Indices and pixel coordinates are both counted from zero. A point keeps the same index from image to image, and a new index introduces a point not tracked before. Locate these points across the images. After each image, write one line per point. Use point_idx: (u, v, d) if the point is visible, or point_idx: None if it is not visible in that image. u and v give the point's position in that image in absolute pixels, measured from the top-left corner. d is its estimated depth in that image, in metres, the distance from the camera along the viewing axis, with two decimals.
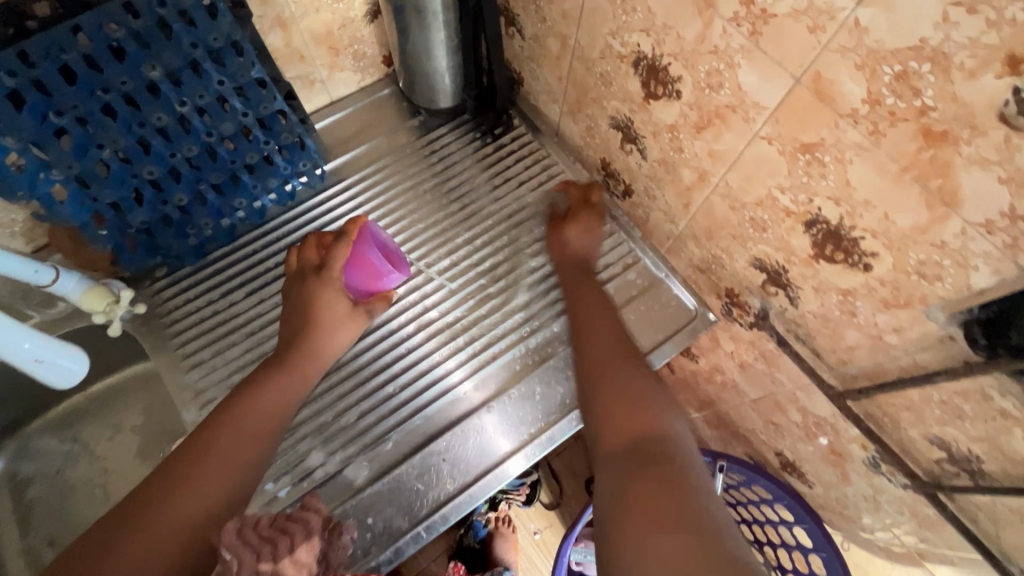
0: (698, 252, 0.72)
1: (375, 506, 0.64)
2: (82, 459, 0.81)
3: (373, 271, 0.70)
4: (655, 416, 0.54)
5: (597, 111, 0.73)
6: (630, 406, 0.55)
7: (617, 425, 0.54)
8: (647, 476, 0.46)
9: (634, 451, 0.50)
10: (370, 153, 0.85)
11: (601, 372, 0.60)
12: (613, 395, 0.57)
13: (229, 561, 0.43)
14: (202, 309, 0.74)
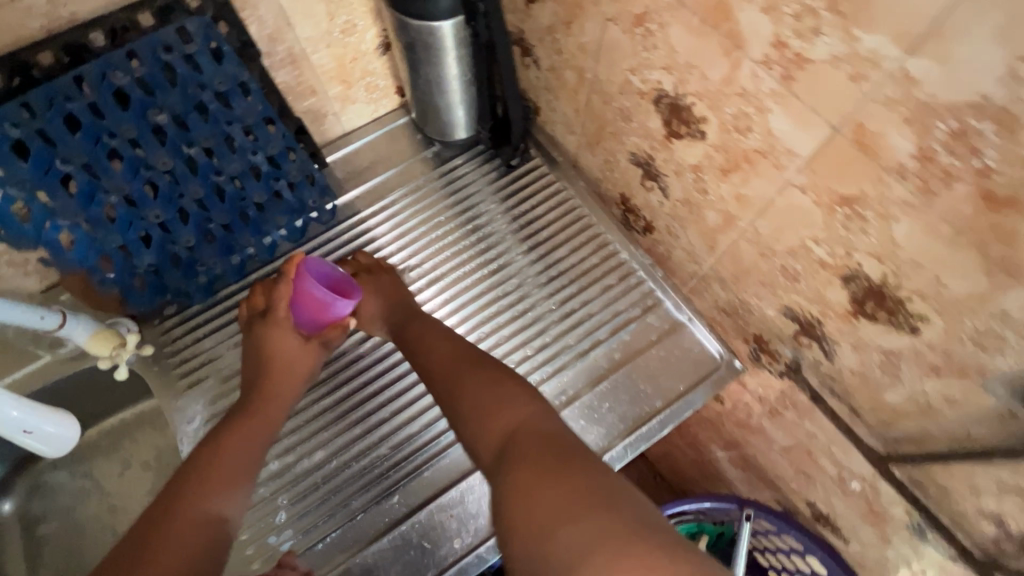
0: (723, 295, 0.68)
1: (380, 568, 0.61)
2: (93, 495, 0.80)
3: (315, 306, 0.65)
4: (502, 407, 0.50)
5: (616, 145, 0.69)
6: (486, 397, 0.52)
7: (487, 424, 0.50)
8: (525, 463, 0.43)
9: (503, 450, 0.46)
10: (383, 185, 0.83)
11: (455, 381, 0.56)
12: (472, 394, 0.53)
13: None
14: (210, 350, 0.73)
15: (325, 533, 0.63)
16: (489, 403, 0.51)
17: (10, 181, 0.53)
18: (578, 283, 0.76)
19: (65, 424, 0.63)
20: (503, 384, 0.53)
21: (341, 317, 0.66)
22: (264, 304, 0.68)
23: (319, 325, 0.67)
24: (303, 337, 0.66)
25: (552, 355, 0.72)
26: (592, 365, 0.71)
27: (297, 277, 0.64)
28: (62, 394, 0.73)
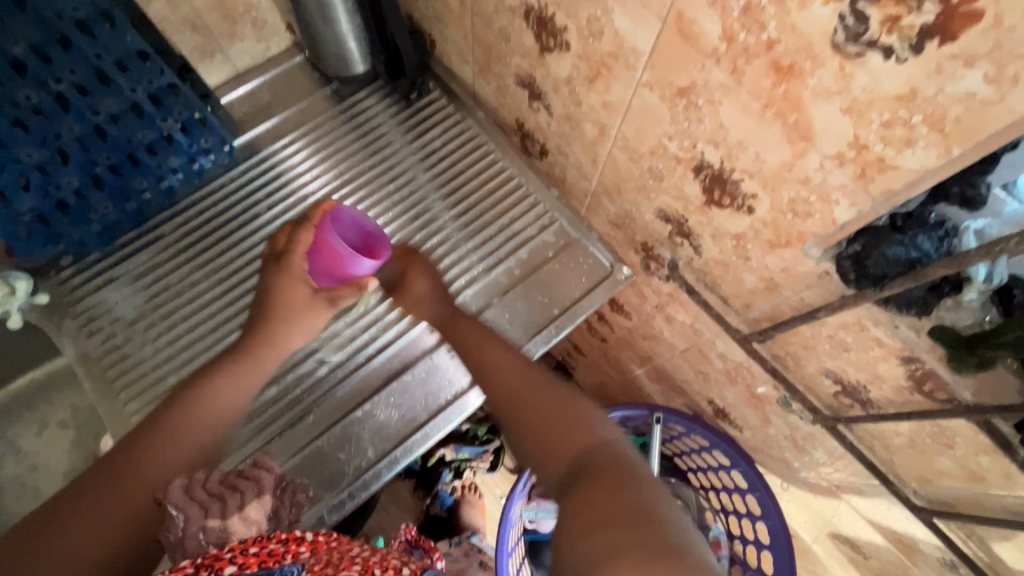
0: (612, 208, 0.73)
1: (313, 473, 0.65)
2: (9, 457, 0.80)
3: (332, 259, 0.59)
4: (587, 429, 0.49)
5: (504, 69, 0.71)
6: (560, 425, 0.50)
7: (554, 452, 0.48)
8: (593, 489, 0.43)
9: (575, 478, 0.45)
10: (281, 126, 0.83)
11: (519, 397, 0.54)
12: (535, 413, 0.52)
13: (176, 517, 0.44)
14: (109, 297, 0.72)
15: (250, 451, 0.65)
16: (553, 430, 0.50)
17: None
18: (477, 210, 0.79)
19: None
20: (563, 410, 0.51)
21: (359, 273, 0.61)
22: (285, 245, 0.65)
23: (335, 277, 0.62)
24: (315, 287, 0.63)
25: (457, 275, 0.75)
26: (495, 281, 0.76)
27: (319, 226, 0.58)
28: None
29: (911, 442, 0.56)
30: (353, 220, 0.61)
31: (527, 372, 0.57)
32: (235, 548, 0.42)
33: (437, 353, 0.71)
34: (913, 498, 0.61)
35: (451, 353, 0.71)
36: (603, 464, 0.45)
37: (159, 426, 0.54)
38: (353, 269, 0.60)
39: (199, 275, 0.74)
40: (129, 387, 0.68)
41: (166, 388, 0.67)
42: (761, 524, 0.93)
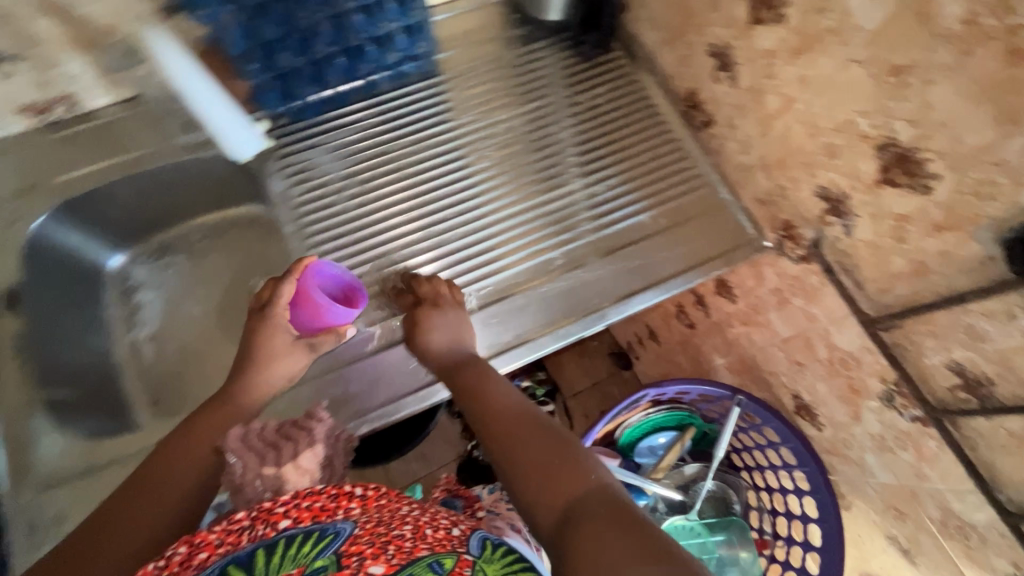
0: (764, 184, 0.79)
1: (356, 379, 0.74)
2: (180, 277, 0.92)
3: (314, 309, 0.69)
4: (579, 465, 0.54)
5: (697, 38, 0.79)
6: (545, 465, 0.54)
7: (548, 493, 0.52)
8: (591, 525, 0.47)
9: (568, 520, 0.49)
10: (472, 54, 0.93)
11: (509, 446, 0.57)
12: (529, 464, 0.54)
13: (235, 463, 0.58)
14: (313, 157, 0.82)
15: (362, 325, 0.76)
16: (552, 466, 0.54)
17: None
18: (634, 162, 0.86)
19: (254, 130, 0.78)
20: (561, 450, 0.55)
21: (338, 320, 0.71)
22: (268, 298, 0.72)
23: (315, 327, 0.71)
24: (295, 337, 0.70)
25: (604, 214, 0.83)
26: (640, 225, 0.82)
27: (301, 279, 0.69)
28: (181, 177, 0.85)
29: (1021, 444, 0.59)
30: (330, 273, 0.72)
31: (523, 416, 0.60)
32: (285, 504, 0.53)
33: (576, 273, 0.79)
34: (1006, 504, 0.64)
35: (585, 278, 0.79)
36: (587, 503, 0.49)
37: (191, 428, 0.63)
38: (332, 318, 0.70)
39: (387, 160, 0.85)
40: (316, 235, 0.79)
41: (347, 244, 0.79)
42: (812, 527, 0.98)
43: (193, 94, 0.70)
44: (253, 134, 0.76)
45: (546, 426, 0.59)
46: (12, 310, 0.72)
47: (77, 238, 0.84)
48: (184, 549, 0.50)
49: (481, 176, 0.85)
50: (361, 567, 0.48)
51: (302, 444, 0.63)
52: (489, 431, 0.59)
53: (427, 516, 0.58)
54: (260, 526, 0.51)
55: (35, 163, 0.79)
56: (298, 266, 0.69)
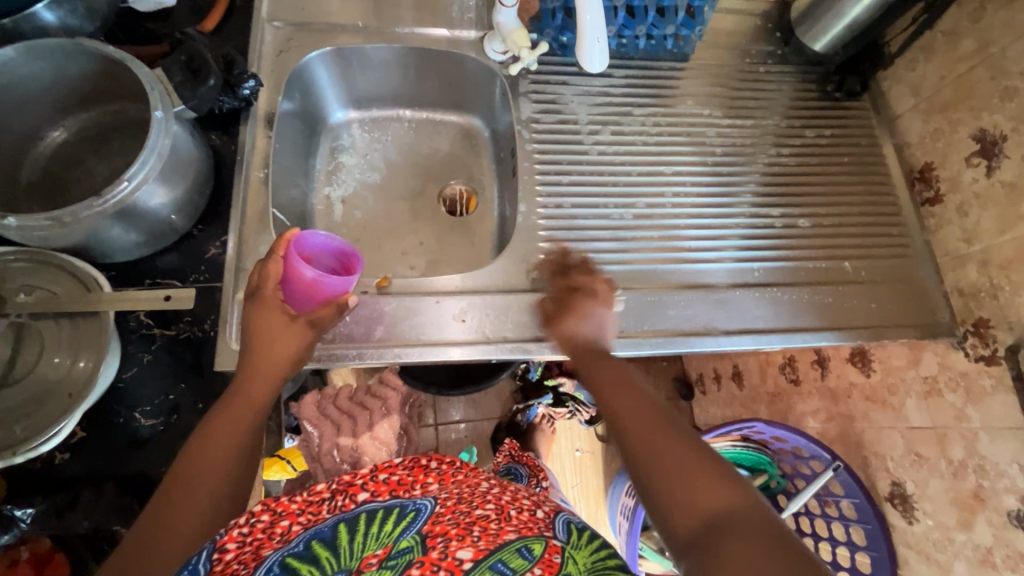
0: (974, 278, 0.80)
1: (534, 306, 0.77)
2: (384, 154, 0.96)
3: (305, 286, 0.65)
4: (722, 477, 0.49)
5: (967, 118, 0.80)
6: (680, 471, 0.50)
7: (684, 501, 0.49)
8: (740, 541, 0.43)
9: (709, 534, 0.46)
10: (721, 53, 0.95)
11: (644, 449, 0.54)
12: (665, 471, 0.51)
13: (314, 435, 1.02)
14: (557, 94, 0.86)
15: (564, 261, 0.79)
16: (692, 474, 0.50)
17: None
18: (845, 210, 0.88)
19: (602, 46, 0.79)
20: (698, 453, 0.52)
21: (337, 292, 0.66)
22: (257, 282, 0.67)
23: (315, 304, 0.66)
24: (291, 316, 0.65)
25: (807, 247, 0.85)
26: (833, 270, 0.84)
27: (286, 252, 0.63)
28: (431, 64, 0.89)
29: None
30: (317, 243, 0.68)
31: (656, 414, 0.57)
32: (363, 478, 0.60)
33: (767, 291, 0.82)
34: None
35: (777, 297, 0.82)
36: (731, 518, 0.46)
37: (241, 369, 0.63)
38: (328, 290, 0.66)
39: (621, 120, 0.87)
40: (541, 165, 0.83)
41: (570, 183, 0.83)
42: None
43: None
44: (605, 52, 0.76)
45: (688, 431, 0.55)
46: (269, 128, 0.78)
47: (323, 83, 0.88)
48: (265, 518, 0.54)
49: (700, 169, 0.87)
50: (449, 549, 0.50)
51: (375, 416, 1.05)
52: (624, 438, 0.56)
53: (509, 496, 0.60)
54: (340, 497, 0.57)
55: (321, 4, 0.85)
56: (283, 240, 0.64)
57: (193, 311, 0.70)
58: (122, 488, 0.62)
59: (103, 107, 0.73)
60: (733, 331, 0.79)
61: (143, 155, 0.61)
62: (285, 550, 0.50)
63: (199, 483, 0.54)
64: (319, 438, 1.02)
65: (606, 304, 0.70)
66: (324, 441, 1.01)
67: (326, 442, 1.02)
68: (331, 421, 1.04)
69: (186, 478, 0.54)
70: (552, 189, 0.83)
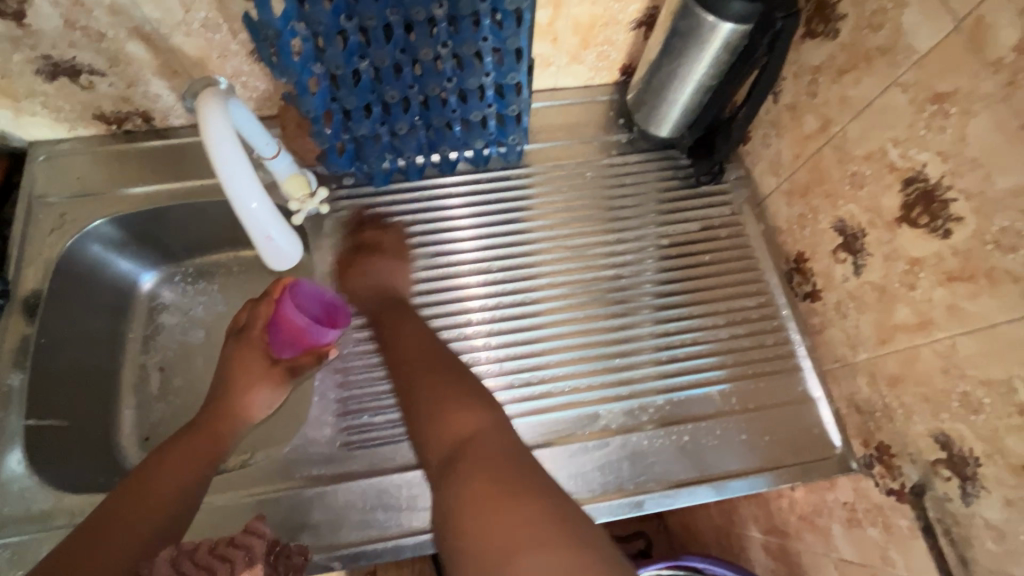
0: (866, 391, 0.66)
1: (359, 496, 0.64)
2: (209, 306, 0.87)
3: (295, 331, 0.68)
4: (469, 407, 0.52)
5: (826, 205, 0.68)
6: (444, 401, 0.53)
7: (438, 431, 0.51)
8: (474, 482, 0.45)
9: (449, 462, 0.48)
10: (561, 151, 0.85)
11: (423, 416, 0.54)
12: (424, 404, 0.54)
13: None
14: (369, 235, 0.77)
15: (381, 434, 0.67)
16: (443, 408, 0.53)
17: (305, 17, 0.57)
18: (716, 317, 0.75)
19: (293, 242, 0.69)
20: (438, 390, 0.55)
21: (321, 343, 0.69)
22: (244, 321, 0.73)
23: (297, 348, 0.70)
24: (273, 359, 0.70)
25: (678, 371, 0.72)
26: (707, 397, 0.70)
27: (280, 300, 0.67)
28: (236, 214, 0.82)
29: None
30: (308, 292, 0.69)
31: (432, 359, 0.59)
32: None
33: (628, 437, 0.68)
34: None
35: (639, 448, 0.68)
36: (476, 445, 0.48)
37: (199, 425, 0.66)
38: (312, 338, 0.69)
39: (445, 247, 0.77)
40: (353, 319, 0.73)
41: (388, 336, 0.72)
42: None
43: (225, 175, 0.56)
44: (285, 250, 0.68)
45: (454, 369, 0.58)
46: (29, 319, 0.70)
47: (116, 252, 0.81)
48: None
49: (539, 292, 0.76)
50: None
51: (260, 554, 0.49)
52: (392, 363, 0.61)
53: None
54: None
55: (98, 170, 0.78)
56: (278, 285, 0.69)
57: None
58: None
59: None
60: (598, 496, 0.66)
61: None
62: None
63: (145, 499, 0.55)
64: None
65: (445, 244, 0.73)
66: None
67: None
68: None
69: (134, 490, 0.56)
70: (362, 346, 0.72)
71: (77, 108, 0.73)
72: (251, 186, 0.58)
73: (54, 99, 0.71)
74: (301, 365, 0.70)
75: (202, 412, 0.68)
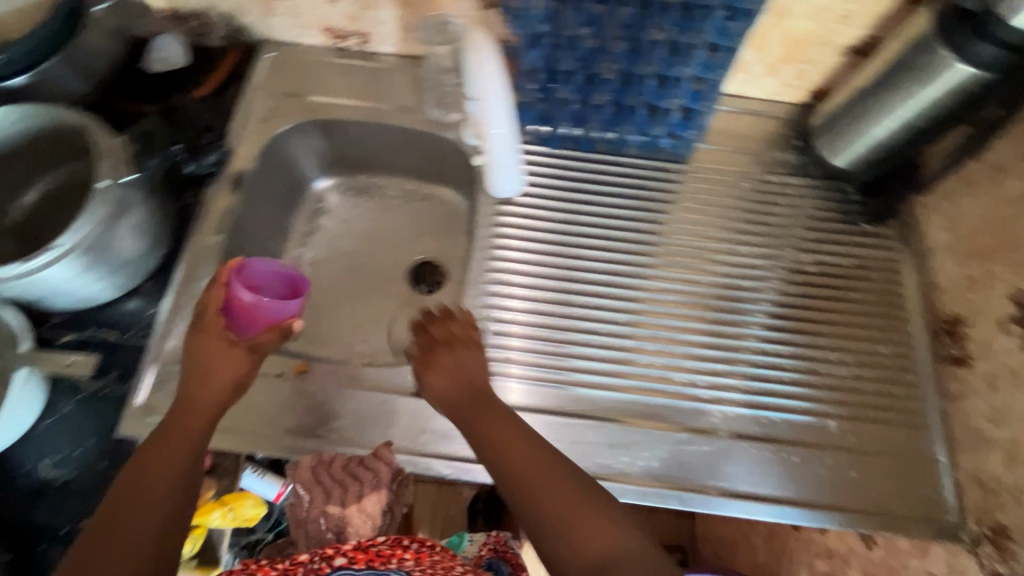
0: (997, 468, 0.64)
1: None
2: (360, 222, 0.96)
3: (247, 309, 0.65)
4: (602, 515, 0.50)
5: (1007, 273, 0.66)
6: (575, 517, 0.50)
7: (575, 543, 0.49)
8: None
9: None
10: (728, 158, 0.86)
11: (542, 523, 0.51)
12: (549, 511, 0.51)
13: (302, 496, 0.64)
14: (532, 190, 0.82)
15: (508, 372, 0.72)
16: (581, 520, 0.50)
17: None
18: (846, 354, 0.75)
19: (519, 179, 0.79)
20: (572, 498, 0.51)
21: (282, 316, 0.68)
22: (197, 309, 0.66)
23: (254, 327, 0.67)
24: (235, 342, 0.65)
25: (797, 394, 0.72)
26: (819, 428, 0.71)
27: (231, 281, 0.66)
28: (412, 142, 0.88)
29: None
30: (263, 270, 0.71)
31: (546, 459, 0.55)
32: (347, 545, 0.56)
33: (734, 442, 0.69)
34: None
35: (740, 451, 0.69)
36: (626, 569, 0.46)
37: (171, 421, 0.58)
38: (268, 314, 0.67)
39: (597, 220, 0.81)
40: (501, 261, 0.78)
41: (529, 285, 0.77)
42: None
43: (490, 103, 0.68)
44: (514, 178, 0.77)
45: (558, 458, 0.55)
46: (234, 189, 0.80)
47: (305, 151, 0.90)
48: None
49: (673, 285, 0.78)
50: None
51: (366, 485, 0.64)
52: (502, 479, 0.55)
53: None
54: (315, 560, 0.54)
55: (311, 76, 0.87)
56: (226, 268, 0.66)
57: (121, 365, 0.71)
58: (5, 539, 0.63)
59: (78, 161, 0.75)
60: (693, 487, 0.67)
61: (81, 221, 0.63)
62: None
63: (135, 512, 0.50)
64: (309, 503, 0.64)
65: (468, 347, 0.64)
66: (312, 506, 0.63)
67: (315, 508, 0.63)
68: (321, 488, 0.64)
69: (123, 501, 0.51)
70: (504, 287, 0.77)
71: (314, 17, 0.82)
72: (507, 114, 0.69)
73: (301, 5, 0.80)
74: (262, 344, 0.65)
75: (177, 395, 0.61)
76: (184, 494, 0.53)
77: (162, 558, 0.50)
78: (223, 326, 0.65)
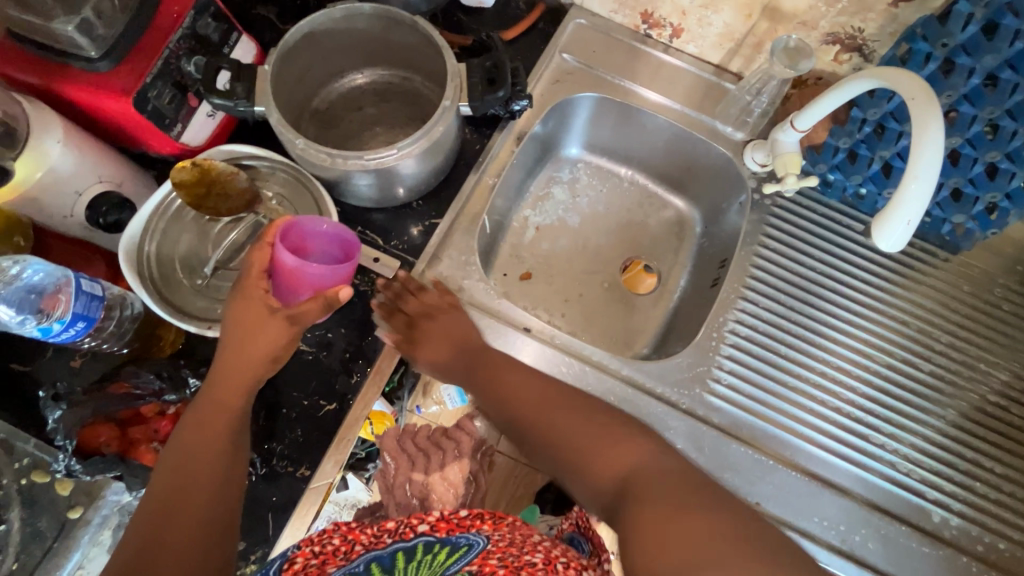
0: None
1: (702, 439, 0.70)
2: (590, 200, 0.95)
3: (292, 273, 0.55)
4: (606, 440, 0.58)
5: None
6: (577, 446, 0.58)
7: (585, 465, 0.57)
8: (648, 499, 0.51)
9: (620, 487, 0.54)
10: (1002, 264, 0.82)
11: (542, 431, 0.61)
12: (558, 432, 0.60)
13: (388, 462, 0.76)
14: (797, 234, 0.81)
15: (733, 403, 0.73)
16: (581, 446, 0.58)
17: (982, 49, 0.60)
18: None
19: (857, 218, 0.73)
20: (574, 426, 0.60)
21: (326, 283, 0.57)
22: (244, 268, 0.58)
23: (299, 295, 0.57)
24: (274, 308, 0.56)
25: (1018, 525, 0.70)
26: None
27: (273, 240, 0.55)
28: (680, 145, 0.88)
29: None
30: (317, 230, 0.60)
31: (552, 403, 0.62)
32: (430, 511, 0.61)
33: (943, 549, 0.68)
34: None
35: (950, 560, 0.68)
36: (646, 477, 0.54)
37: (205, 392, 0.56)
38: (313, 282, 0.56)
39: (851, 282, 0.80)
40: (749, 293, 0.78)
41: (770, 325, 0.77)
42: None
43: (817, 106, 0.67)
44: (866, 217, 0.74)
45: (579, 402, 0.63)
46: (515, 144, 0.83)
47: (574, 122, 0.91)
48: (335, 540, 0.58)
49: (910, 372, 0.76)
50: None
51: (450, 453, 0.77)
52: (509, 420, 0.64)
53: (558, 550, 0.61)
54: (402, 523, 0.59)
55: (611, 54, 0.88)
56: (273, 228, 0.56)
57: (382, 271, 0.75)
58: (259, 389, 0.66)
59: (391, 70, 0.81)
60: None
61: (419, 133, 0.65)
62: (370, 556, 0.57)
63: (193, 483, 0.51)
64: (394, 468, 0.76)
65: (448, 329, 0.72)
66: (398, 472, 0.75)
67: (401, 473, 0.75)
68: (407, 454, 0.76)
69: (175, 476, 0.51)
70: (749, 319, 0.77)
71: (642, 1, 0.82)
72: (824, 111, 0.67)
73: None
74: (305, 314, 0.56)
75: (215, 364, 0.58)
76: (236, 460, 0.54)
77: (231, 512, 0.52)
78: (264, 292, 0.56)
